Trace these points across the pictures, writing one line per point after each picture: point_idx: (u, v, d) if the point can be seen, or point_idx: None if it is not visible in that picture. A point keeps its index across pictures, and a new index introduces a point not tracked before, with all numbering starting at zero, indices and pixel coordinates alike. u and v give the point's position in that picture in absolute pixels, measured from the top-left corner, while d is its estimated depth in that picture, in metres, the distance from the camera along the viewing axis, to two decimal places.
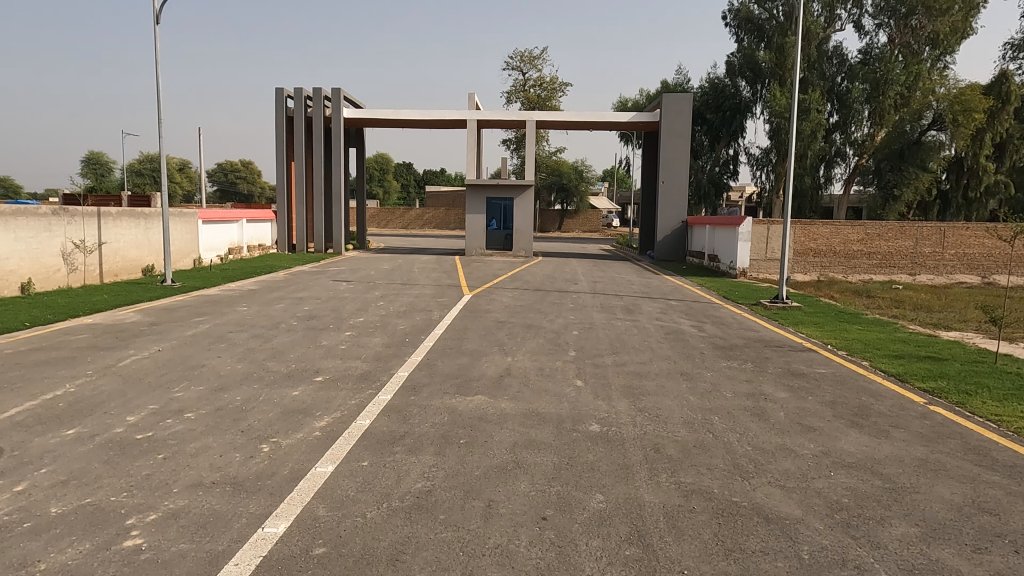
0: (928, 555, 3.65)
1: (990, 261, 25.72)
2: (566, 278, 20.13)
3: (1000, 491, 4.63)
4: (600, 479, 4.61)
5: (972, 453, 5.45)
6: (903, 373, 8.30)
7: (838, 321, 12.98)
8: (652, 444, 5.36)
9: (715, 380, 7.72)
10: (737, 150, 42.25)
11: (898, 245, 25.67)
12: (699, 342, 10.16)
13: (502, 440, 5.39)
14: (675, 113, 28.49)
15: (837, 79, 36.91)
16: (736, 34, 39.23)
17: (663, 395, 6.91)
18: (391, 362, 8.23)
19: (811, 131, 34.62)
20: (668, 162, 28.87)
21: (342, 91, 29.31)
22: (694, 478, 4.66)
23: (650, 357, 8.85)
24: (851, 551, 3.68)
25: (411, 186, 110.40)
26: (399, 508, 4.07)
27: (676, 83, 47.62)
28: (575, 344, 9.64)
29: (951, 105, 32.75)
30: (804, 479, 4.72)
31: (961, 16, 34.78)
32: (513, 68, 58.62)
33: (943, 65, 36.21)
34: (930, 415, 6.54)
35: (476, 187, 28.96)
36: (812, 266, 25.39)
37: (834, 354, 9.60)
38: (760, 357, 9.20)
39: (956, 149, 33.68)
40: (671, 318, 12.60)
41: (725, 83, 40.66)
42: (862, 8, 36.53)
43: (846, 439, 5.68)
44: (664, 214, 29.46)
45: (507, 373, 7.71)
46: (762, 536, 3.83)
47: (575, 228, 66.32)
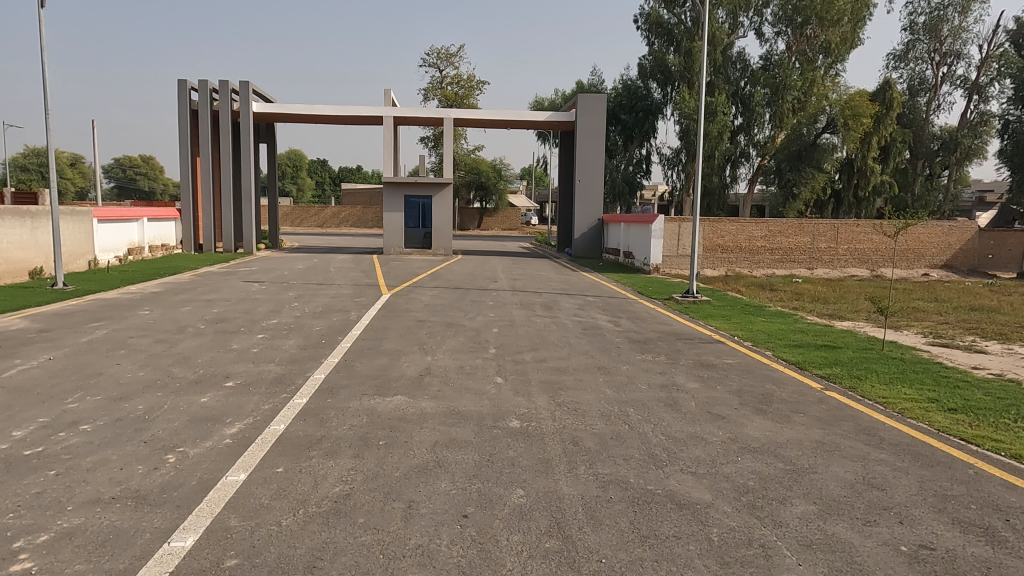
0: (825, 531, 3.90)
1: (878, 256, 27.69)
2: (486, 276, 20.12)
3: (887, 468, 5.02)
4: (520, 474, 4.66)
5: (863, 433, 5.87)
6: (802, 361, 8.85)
7: (744, 313, 13.68)
8: (571, 438, 5.47)
9: (631, 373, 7.94)
10: (650, 149, 43.74)
11: (798, 241, 27.25)
12: (616, 337, 10.43)
13: (423, 439, 5.35)
14: (591, 113, 29.07)
15: (741, 83, 38.95)
16: (646, 37, 40.23)
17: (582, 389, 7.06)
18: (308, 364, 8.00)
19: (717, 133, 36.14)
20: (585, 161, 29.35)
21: (251, 84, 28.08)
22: (612, 469, 4.79)
23: (569, 353, 8.99)
24: (757, 531, 3.89)
25: (326, 183, 107.50)
26: (316, 513, 3.97)
27: (590, 84, 48.75)
28: (495, 341, 9.70)
29: (842, 110, 35.17)
30: (713, 465, 4.95)
31: (850, 27, 37.00)
32: (430, 66, 57.99)
33: (834, 73, 38.33)
34: (827, 400, 7.01)
35: (394, 185, 28.48)
36: (720, 262, 26.55)
37: (740, 345, 10.08)
38: (673, 349, 9.55)
39: (847, 150, 36.04)
40: (588, 314, 12.87)
41: (637, 85, 42.20)
42: (763, 16, 38.37)
43: (751, 425, 5.99)
44: (581, 211, 29.97)
45: (427, 373, 7.65)
46: (675, 522, 3.98)
47: (494, 227, 67.19)
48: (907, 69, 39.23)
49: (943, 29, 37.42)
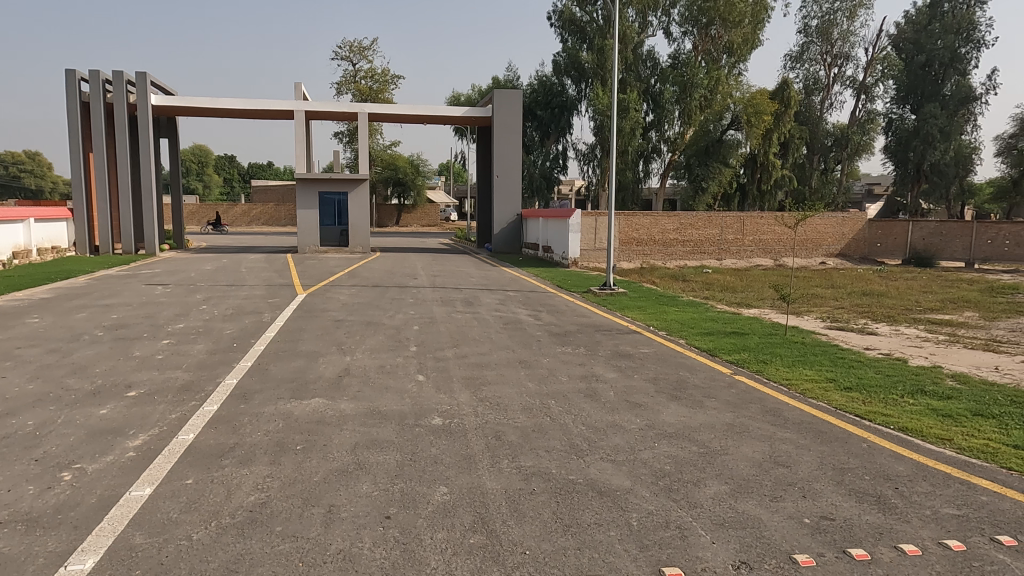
0: (737, 509, 4.09)
1: (781, 246, 29.31)
2: (406, 273, 19.88)
3: (791, 446, 5.32)
4: (443, 471, 4.64)
5: (769, 414, 6.20)
6: (712, 348, 9.25)
7: (659, 303, 14.16)
8: (493, 432, 5.49)
9: (551, 365, 8.06)
10: (566, 145, 44.36)
11: (707, 233, 28.44)
12: (536, 330, 10.55)
13: (342, 442, 5.23)
14: (507, 108, 29.20)
15: (651, 81, 39.90)
16: (560, 34, 40.75)
17: (504, 384, 7.10)
18: (218, 369, 7.65)
19: (630, 129, 37.12)
20: (502, 156, 29.46)
21: (148, 76, 26.48)
22: (534, 461, 4.85)
23: (490, 348, 9.02)
24: (674, 513, 4.03)
25: (234, 180, 103.15)
26: (230, 525, 3.80)
27: (506, 80, 48.92)
28: (416, 339, 9.60)
29: (745, 107, 36.83)
30: (631, 452, 5.09)
31: (751, 28, 38.84)
32: (342, 59, 56.54)
33: (737, 72, 40.20)
34: (736, 384, 7.35)
35: (307, 181, 27.62)
36: (635, 255, 27.34)
37: (656, 335, 10.42)
38: (591, 341, 9.76)
39: (751, 146, 37.95)
40: (509, 308, 12.95)
41: (552, 82, 42.72)
42: (670, 16, 39.61)
43: (667, 412, 6.21)
44: (499, 206, 30.09)
45: (345, 373, 7.47)
46: (596, 509, 4.07)
47: (413, 223, 65.83)
48: (802, 69, 41.56)
49: (834, 32, 39.93)
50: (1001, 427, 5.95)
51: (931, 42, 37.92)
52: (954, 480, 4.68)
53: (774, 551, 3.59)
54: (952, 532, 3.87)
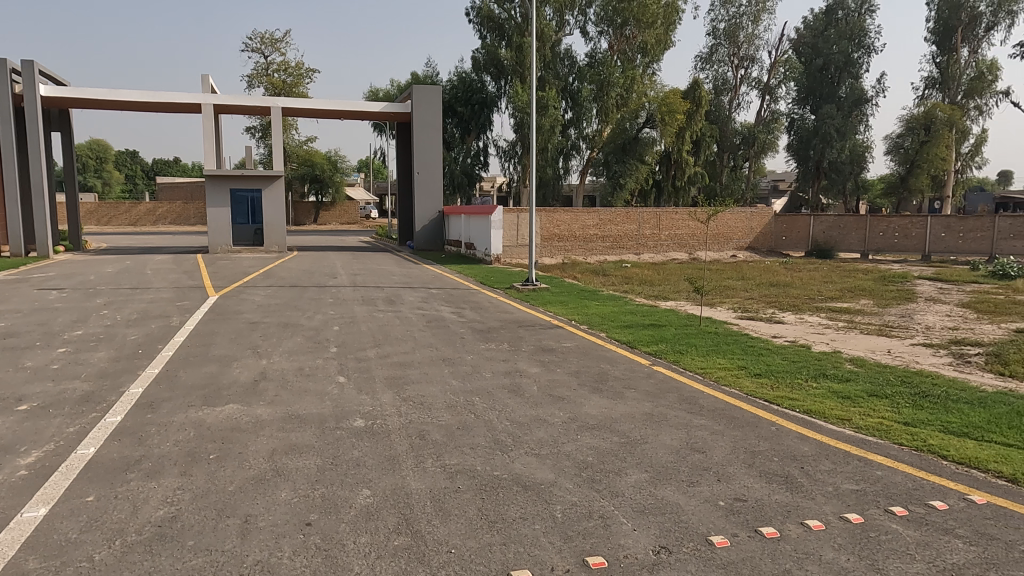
0: (657, 496, 4.22)
1: (695, 240, 30.51)
2: (325, 273, 19.36)
3: (705, 432, 5.54)
4: (366, 473, 4.55)
5: (686, 403, 6.42)
6: (632, 340, 9.50)
7: (580, 298, 14.40)
8: (417, 431, 5.43)
9: (475, 362, 8.06)
10: (487, 142, 44.39)
11: (625, 228, 29.20)
12: (459, 327, 10.52)
13: (260, 448, 5.04)
14: (426, 104, 28.91)
15: (569, 79, 40.36)
16: (479, 31, 40.62)
17: (427, 383, 7.03)
18: (122, 378, 7.20)
19: (549, 126, 37.54)
20: (422, 152, 29.15)
21: (35, 64, 24.55)
22: (459, 459, 4.83)
23: (413, 347, 8.92)
24: (597, 503, 4.12)
25: (138, 177, 97.43)
26: (136, 543, 3.59)
27: (426, 76, 48.39)
28: (336, 339, 9.36)
29: (659, 106, 38.00)
30: (555, 445, 5.16)
31: (663, 30, 40.09)
32: (253, 51, 54.41)
33: (651, 72, 41.41)
34: (655, 374, 7.59)
35: (217, 178, 26.35)
36: (557, 250, 27.68)
37: (578, 329, 10.60)
38: (515, 337, 9.83)
39: (665, 144, 39.23)
40: (431, 306, 12.85)
41: (472, 78, 42.64)
42: (586, 16, 40.28)
43: (589, 403, 6.34)
44: (420, 203, 29.77)
45: (262, 377, 7.21)
46: (522, 504, 4.10)
47: (331, 220, 64.26)
48: (711, 70, 43.25)
49: (740, 35, 41.81)
50: (893, 406, 6.42)
51: (827, 47, 40.29)
52: (852, 457, 5.01)
53: (692, 535, 3.72)
54: (851, 506, 4.13)
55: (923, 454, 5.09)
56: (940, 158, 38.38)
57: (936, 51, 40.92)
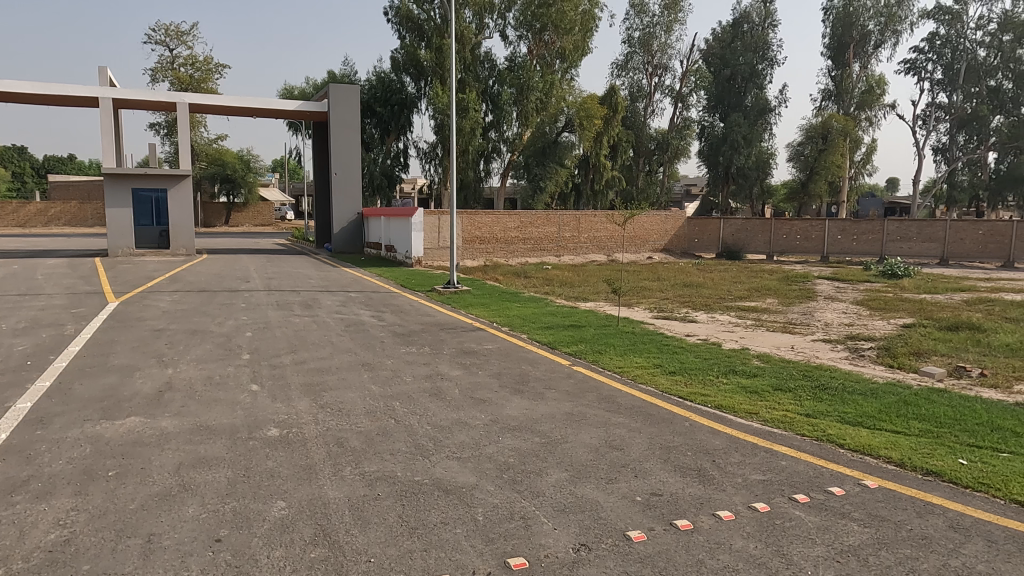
0: (576, 494, 4.29)
1: (613, 242, 31.31)
2: (237, 277, 18.59)
3: (623, 430, 5.67)
4: (281, 484, 4.39)
5: (604, 402, 6.56)
6: (552, 341, 9.63)
7: (501, 300, 14.46)
8: (335, 439, 5.29)
9: (395, 366, 7.93)
10: (407, 143, 43.93)
11: (545, 231, 29.57)
12: (379, 331, 10.34)
13: (165, 462, 4.77)
14: (344, 104, 28.30)
15: (489, 82, 40.51)
16: (397, 31, 40.09)
17: (346, 389, 6.86)
18: (7, 392, 6.63)
19: (470, 129, 37.50)
20: (339, 153, 28.48)
21: None
22: (378, 466, 4.73)
23: (331, 352, 8.69)
24: (518, 504, 4.14)
25: (27, 175, 90.47)
26: (23, 571, 3.31)
27: (342, 75, 47.34)
28: (249, 346, 9.00)
29: (578, 111, 38.81)
30: (476, 447, 5.16)
31: (581, 36, 40.89)
32: (157, 43, 51.62)
33: (569, 77, 42.16)
34: (575, 374, 7.73)
35: (117, 177, 24.79)
36: (479, 253, 27.63)
37: (499, 331, 10.63)
38: (436, 340, 9.74)
39: (583, 148, 40.06)
40: (350, 310, 12.56)
41: (391, 78, 42.08)
42: (505, 19, 40.49)
43: (510, 405, 6.36)
44: (338, 205, 29.06)
45: (167, 388, 6.82)
46: (442, 509, 4.06)
47: (244, 223, 62.01)
48: (627, 77, 44.50)
49: (653, 44, 43.26)
50: (796, 399, 6.79)
51: (734, 58, 42.32)
52: (760, 449, 5.26)
53: (610, 531, 3.80)
54: (759, 496, 4.34)
55: (823, 443, 5.42)
56: (836, 166, 41.13)
57: (831, 65, 43.72)
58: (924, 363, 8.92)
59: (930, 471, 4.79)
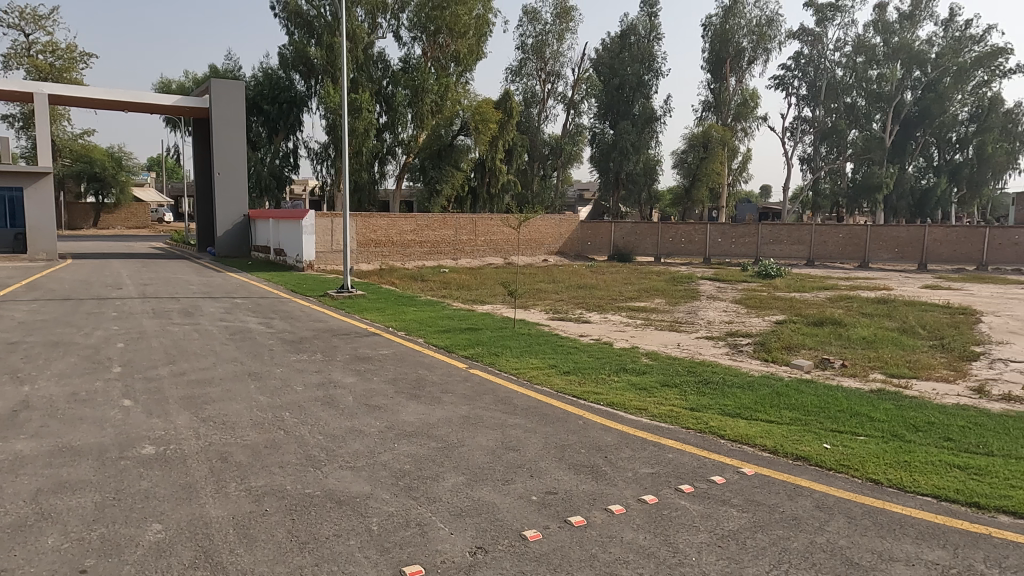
0: (472, 498, 4.29)
1: (509, 245, 31.71)
2: (106, 283, 17.15)
3: (519, 430, 5.74)
4: (156, 505, 4.09)
5: (501, 403, 6.61)
6: (449, 344, 9.59)
7: (397, 304, 14.23)
8: (218, 454, 5.00)
9: (284, 375, 7.61)
10: (296, 143, 42.39)
11: (442, 234, 29.45)
12: (267, 339, 9.88)
13: (20, 489, 4.32)
14: (227, 100, 26.89)
15: (383, 82, 39.90)
16: (286, 26, 38.63)
17: (230, 400, 6.50)
18: None
19: (364, 129, 36.75)
20: (223, 152, 27.00)
21: None
22: (266, 480, 4.52)
23: (214, 362, 8.20)
24: (413, 511, 4.08)
25: None
26: None
27: (225, 70, 45.00)
28: (121, 358, 8.33)
29: (473, 115, 38.94)
30: (370, 455, 5.04)
31: (475, 41, 41.10)
32: (9, 27, 46.83)
33: (464, 81, 42.24)
34: (471, 377, 7.73)
35: None
36: (374, 256, 27.06)
37: (395, 335, 10.45)
38: (328, 346, 9.43)
39: (479, 152, 40.23)
40: (236, 317, 11.91)
41: (279, 75, 40.48)
42: (399, 20, 40.06)
43: (406, 411, 6.27)
44: (222, 207, 27.49)
45: (22, 407, 6.16)
46: (334, 521, 3.93)
47: (115, 224, 57.44)
48: (521, 83, 45.13)
49: (546, 51, 44.25)
50: (683, 394, 7.14)
51: (622, 68, 44.08)
52: (648, 443, 5.49)
53: (507, 532, 3.83)
54: (647, 488, 4.52)
55: (705, 435, 5.74)
56: (716, 173, 43.76)
57: (711, 79, 46.41)
58: (794, 356, 9.66)
59: (799, 456, 5.18)
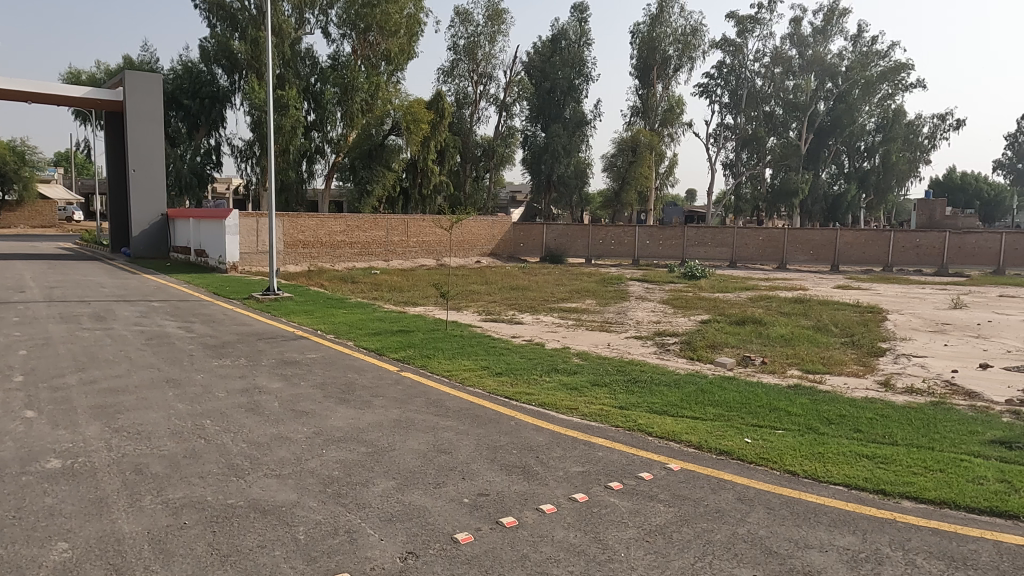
0: (403, 502, 4.22)
1: (441, 247, 31.53)
2: (7, 286, 15.99)
3: (451, 433, 5.71)
4: (63, 523, 3.84)
5: (432, 406, 6.55)
6: (380, 347, 9.44)
7: (326, 307, 13.89)
8: (133, 466, 4.73)
9: (206, 382, 7.29)
10: (219, 140, 40.82)
11: (373, 235, 28.97)
12: (187, 344, 9.46)
13: None
14: (143, 94, 25.62)
15: (311, 79, 38.92)
16: (207, 18, 37.08)
17: (146, 409, 6.17)
18: None
19: (291, 127, 35.76)
20: (138, 148, 25.68)
21: None
22: (185, 492, 4.32)
23: (128, 369, 7.77)
24: (342, 518, 3.99)
25: None
26: None
27: (141, 61, 42.80)
28: (23, 366, 7.78)
29: (404, 115, 38.46)
30: (297, 462, 4.89)
31: (406, 40, 40.64)
32: None
33: (395, 80, 41.67)
34: (403, 380, 7.62)
35: None
36: (302, 258, 26.32)
37: (323, 339, 10.20)
38: (253, 351, 9.11)
39: (411, 152, 39.78)
40: (152, 321, 11.33)
41: (200, 69, 38.82)
42: (327, 16, 39.19)
43: (335, 416, 6.13)
44: (138, 205, 26.09)
45: None
46: (258, 531, 3.80)
47: (18, 223, 53.67)
48: (453, 84, 44.91)
49: (478, 53, 44.28)
50: (612, 393, 7.28)
51: (553, 72, 44.64)
52: (579, 442, 5.57)
53: (438, 535, 3.80)
54: (578, 487, 4.58)
55: (633, 433, 5.87)
56: (644, 177, 44.93)
57: (639, 85, 47.59)
58: (718, 354, 10.03)
59: (722, 451, 5.38)
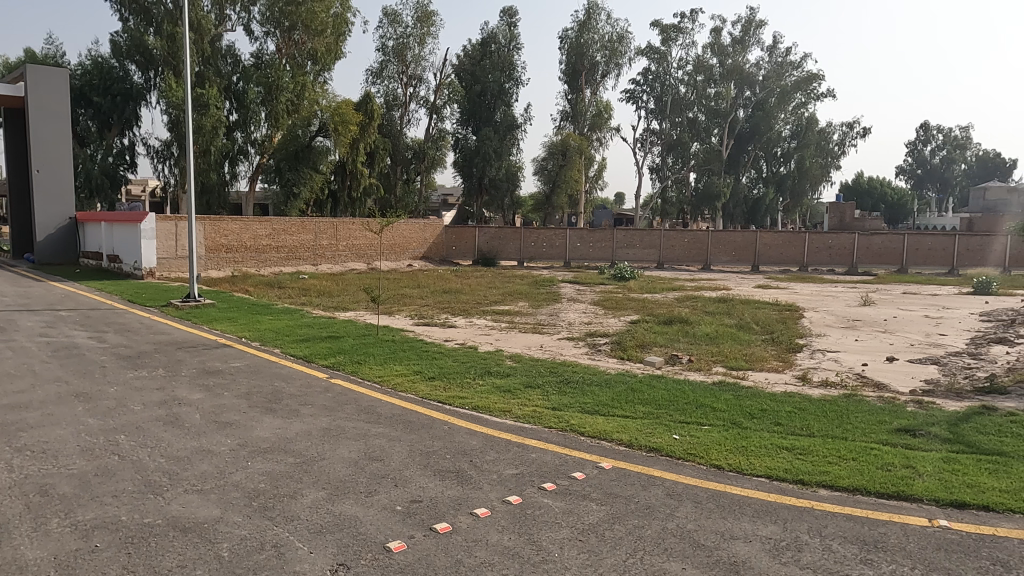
0: (333, 513, 4.12)
1: (372, 250, 31.01)
2: None
3: (383, 439, 5.62)
4: None
5: (364, 413, 6.42)
6: (308, 354, 9.18)
7: (251, 313, 13.40)
8: (38, 488, 4.42)
9: (120, 395, 6.89)
10: (133, 140, 38.88)
11: (300, 239, 28.20)
12: (98, 355, 8.92)
13: None
14: (48, 90, 24.08)
15: (233, 78, 37.57)
16: (119, 11, 35.21)
17: (52, 426, 5.77)
18: None
19: (211, 127, 34.40)
20: (43, 147, 24.11)
21: None
22: (96, 512, 4.06)
23: (33, 384, 7.25)
24: (269, 533, 3.85)
25: None
26: None
27: (45, 55, 40.20)
28: None
29: (331, 116, 37.43)
30: (219, 477, 4.69)
31: (333, 39, 39.63)
32: None
33: (322, 80, 40.71)
34: (332, 387, 7.44)
35: None
36: (225, 262, 25.29)
37: (248, 347, 9.83)
38: (172, 361, 8.68)
39: (339, 154, 38.96)
40: (59, 332, 10.63)
41: (111, 65, 36.84)
42: (250, 13, 37.96)
43: (261, 426, 5.91)
44: (43, 209, 24.40)
45: None
46: (178, 550, 3.62)
47: None
48: (382, 85, 44.28)
49: (407, 55, 43.88)
50: (545, 394, 7.33)
51: (484, 75, 44.78)
52: (513, 444, 5.58)
53: (370, 545, 3.72)
54: (512, 489, 4.59)
55: (566, 434, 5.92)
56: (574, 181, 45.73)
57: (568, 89, 48.27)
58: (647, 353, 10.29)
59: (652, 448, 5.50)
